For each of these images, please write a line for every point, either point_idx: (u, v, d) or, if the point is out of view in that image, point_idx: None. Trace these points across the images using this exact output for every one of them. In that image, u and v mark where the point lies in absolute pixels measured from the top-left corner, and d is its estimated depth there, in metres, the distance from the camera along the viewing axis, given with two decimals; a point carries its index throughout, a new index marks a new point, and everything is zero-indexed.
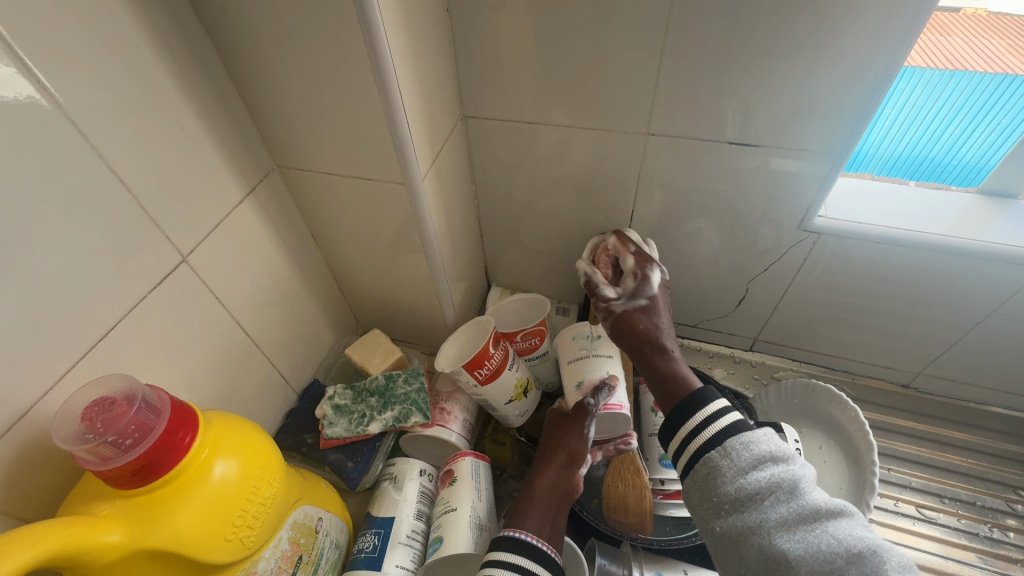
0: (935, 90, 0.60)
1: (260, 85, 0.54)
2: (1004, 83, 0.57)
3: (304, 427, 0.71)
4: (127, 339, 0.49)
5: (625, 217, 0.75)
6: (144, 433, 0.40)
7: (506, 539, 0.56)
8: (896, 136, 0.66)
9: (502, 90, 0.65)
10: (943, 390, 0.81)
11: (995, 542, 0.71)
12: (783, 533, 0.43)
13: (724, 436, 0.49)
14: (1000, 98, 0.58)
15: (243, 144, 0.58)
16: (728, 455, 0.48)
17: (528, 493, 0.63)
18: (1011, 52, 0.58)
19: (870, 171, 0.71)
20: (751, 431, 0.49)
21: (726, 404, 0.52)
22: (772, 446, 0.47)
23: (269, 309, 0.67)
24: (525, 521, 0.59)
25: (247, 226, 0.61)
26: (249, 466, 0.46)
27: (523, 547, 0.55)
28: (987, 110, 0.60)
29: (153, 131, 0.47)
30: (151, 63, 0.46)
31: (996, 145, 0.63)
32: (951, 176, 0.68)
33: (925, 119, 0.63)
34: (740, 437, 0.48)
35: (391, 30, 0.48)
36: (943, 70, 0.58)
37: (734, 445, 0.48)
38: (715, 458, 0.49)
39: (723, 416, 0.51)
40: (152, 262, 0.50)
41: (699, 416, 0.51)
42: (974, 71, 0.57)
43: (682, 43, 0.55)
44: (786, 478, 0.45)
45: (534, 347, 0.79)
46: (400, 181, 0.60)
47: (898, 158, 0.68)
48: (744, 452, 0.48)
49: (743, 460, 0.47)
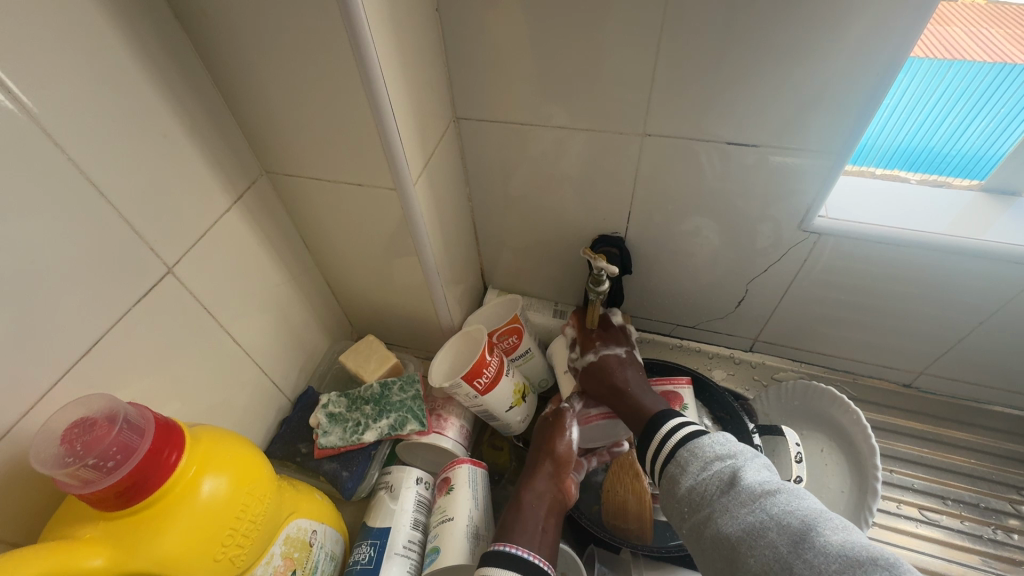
0: (934, 80, 0.58)
1: (245, 90, 0.53)
2: (1003, 72, 0.55)
3: (298, 436, 0.70)
4: (112, 353, 0.48)
5: (621, 219, 0.74)
6: (127, 454, 0.39)
7: (499, 552, 0.55)
8: (896, 127, 0.64)
9: (494, 91, 0.64)
10: (945, 389, 0.80)
11: (998, 543, 0.70)
12: (728, 518, 0.48)
13: (678, 447, 0.56)
14: (1000, 87, 0.57)
15: (229, 150, 0.56)
16: (681, 464, 0.54)
17: (513, 506, 0.62)
18: (1010, 42, 0.56)
19: (870, 164, 0.69)
20: (699, 438, 0.56)
21: (680, 419, 0.59)
22: (716, 447, 0.54)
23: (260, 318, 0.66)
24: (514, 535, 0.58)
25: (235, 234, 0.59)
26: (238, 483, 0.45)
27: (514, 560, 0.54)
28: (985, 99, 0.58)
29: (134, 139, 0.46)
30: (130, 70, 0.44)
31: (996, 136, 0.61)
32: (950, 168, 0.66)
33: (924, 109, 0.61)
34: (690, 445, 0.55)
35: (377, 33, 0.46)
36: (942, 60, 0.57)
37: (685, 453, 0.55)
38: (672, 470, 0.55)
39: (676, 431, 0.57)
40: (136, 274, 0.49)
41: (659, 435, 0.58)
42: (973, 60, 0.56)
43: (679, 41, 0.53)
44: (727, 472, 0.51)
45: (515, 347, 0.78)
46: (391, 186, 0.58)
47: (898, 149, 0.66)
48: (693, 457, 0.54)
49: (692, 464, 0.54)
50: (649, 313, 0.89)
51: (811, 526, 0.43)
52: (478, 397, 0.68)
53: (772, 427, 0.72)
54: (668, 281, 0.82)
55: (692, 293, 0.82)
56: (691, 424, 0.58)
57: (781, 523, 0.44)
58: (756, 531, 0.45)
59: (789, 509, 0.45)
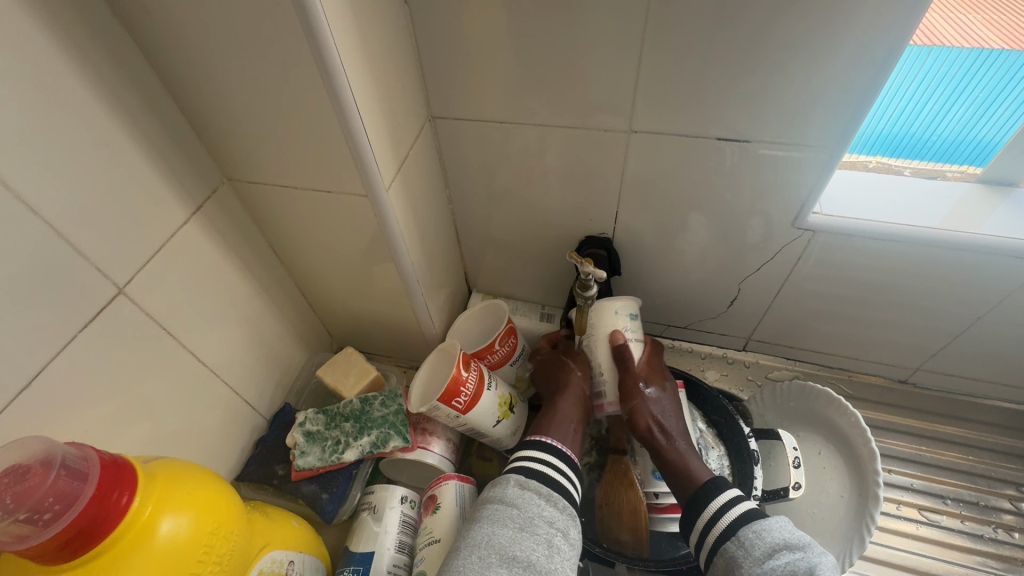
0: (913, 67, 0.55)
1: (198, 93, 0.49)
2: (980, 57, 0.53)
3: (274, 457, 0.66)
4: (58, 385, 0.44)
5: (609, 219, 0.71)
6: (67, 502, 0.36)
7: (537, 440, 0.61)
8: (875, 115, 0.61)
9: (471, 89, 0.60)
10: (941, 384, 0.79)
11: (999, 542, 0.69)
12: None
13: (738, 525, 0.53)
14: (978, 71, 0.54)
15: (186, 158, 0.52)
16: (743, 544, 0.52)
17: (545, 414, 0.66)
18: (989, 27, 0.53)
19: (853, 151, 0.66)
20: (766, 521, 0.53)
21: (738, 493, 0.57)
22: (787, 535, 0.51)
23: (229, 334, 0.62)
24: (551, 431, 0.63)
25: (196, 246, 0.55)
26: (201, 522, 0.42)
27: (552, 449, 0.60)
28: (965, 84, 0.55)
29: (72, 151, 0.42)
30: (65, 75, 0.40)
31: (975, 121, 0.58)
32: (932, 153, 0.64)
33: (903, 97, 0.58)
34: (754, 525, 0.52)
35: (337, 27, 0.43)
36: (920, 45, 0.54)
37: (748, 534, 0.52)
38: (731, 549, 0.52)
39: (735, 505, 0.55)
40: (82, 297, 0.45)
41: (713, 506, 0.56)
42: (951, 46, 0.53)
43: (665, 34, 0.50)
44: (799, 566, 0.47)
45: (514, 348, 0.75)
46: (362, 193, 0.55)
47: (878, 136, 0.63)
48: (758, 540, 0.51)
49: (757, 550, 0.51)
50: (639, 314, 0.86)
51: None
52: (460, 417, 0.65)
53: (767, 430, 0.69)
54: (658, 281, 0.79)
55: (683, 292, 0.80)
56: (749, 502, 0.56)
57: None
58: None
59: None
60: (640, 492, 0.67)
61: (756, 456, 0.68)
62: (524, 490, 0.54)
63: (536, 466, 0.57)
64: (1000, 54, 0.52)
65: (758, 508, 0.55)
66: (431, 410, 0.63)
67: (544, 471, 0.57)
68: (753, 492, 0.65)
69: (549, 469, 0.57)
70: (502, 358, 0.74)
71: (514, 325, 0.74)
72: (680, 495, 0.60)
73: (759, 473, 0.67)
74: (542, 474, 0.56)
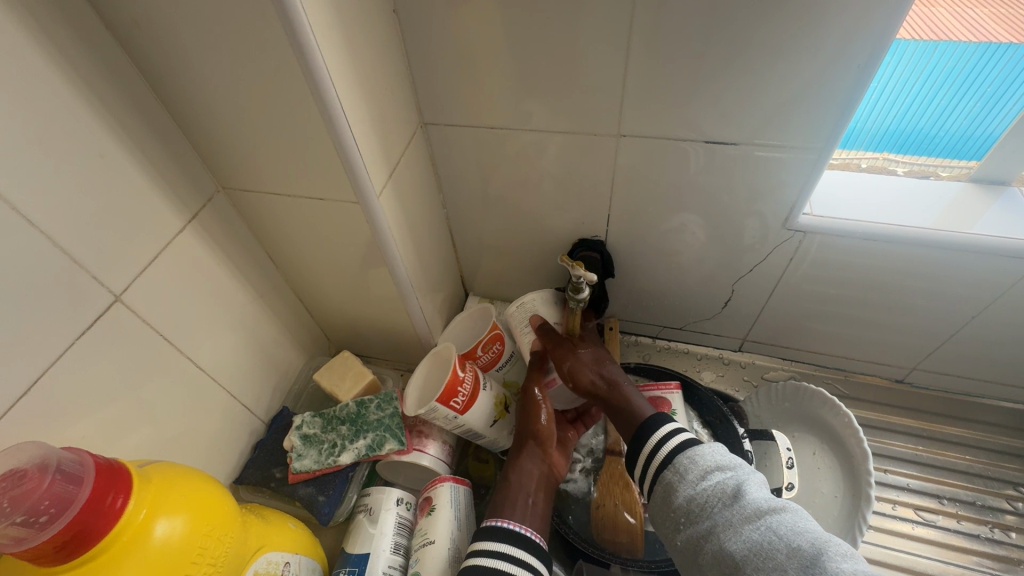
0: (921, 62, 0.55)
1: (190, 104, 0.50)
2: (988, 51, 0.53)
3: (272, 460, 0.67)
4: (59, 391, 0.45)
5: (601, 222, 0.72)
6: (63, 505, 0.37)
7: (492, 528, 0.56)
8: (883, 111, 0.60)
9: (461, 95, 0.61)
10: (938, 384, 0.78)
11: (996, 543, 0.68)
12: (732, 534, 0.47)
13: (675, 454, 0.55)
14: (986, 65, 0.54)
15: (181, 167, 0.53)
16: (679, 472, 0.53)
17: (503, 484, 0.64)
18: (995, 21, 0.54)
19: (860, 148, 0.65)
20: (698, 447, 0.54)
21: (676, 425, 0.58)
22: (717, 458, 0.53)
23: (226, 339, 0.63)
24: (506, 512, 0.60)
25: (192, 254, 0.56)
26: (196, 524, 0.43)
27: (508, 535, 0.56)
28: (973, 78, 0.56)
29: (67, 162, 0.43)
30: (59, 89, 0.41)
31: (981, 115, 0.58)
32: (938, 149, 0.63)
33: (911, 93, 0.58)
34: (689, 452, 0.54)
35: (324, 39, 0.44)
36: (927, 41, 0.54)
37: (683, 461, 0.54)
38: (668, 477, 0.54)
39: (673, 436, 0.56)
40: (79, 305, 0.46)
41: (653, 439, 0.57)
42: (958, 41, 0.53)
43: (649, 38, 0.51)
44: (730, 485, 0.50)
45: (500, 354, 0.76)
46: (354, 200, 0.56)
47: (886, 132, 0.63)
48: (693, 465, 0.53)
49: (691, 473, 0.52)
50: (635, 316, 0.86)
51: (825, 552, 0.42)
52: (458, 418, 0.66)
53: (762, 431, 0.70)
54: (651, 282, 0.79)
55: (677, 294, 0.80)
56: (686, 431, 0.57)
57: (790, 546, 0.43)
58: (764, 552, 0.44)
59: (799, 532, 0.44)
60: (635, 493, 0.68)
61: (751, 457, 0.68)
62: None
63: (492, 565, 0.53)
64: (1009, 47, 0.52)
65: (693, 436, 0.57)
66: (429, 411, 0.64)
67: (502, 569, 0.53)
68: None
69: (507, 569, 0.53)
70: (488, 364, 0.75)
71: (500, 329, 0.74)
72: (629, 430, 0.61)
73: (753, 473, 0.67)
74: (498, 573, 0.53)
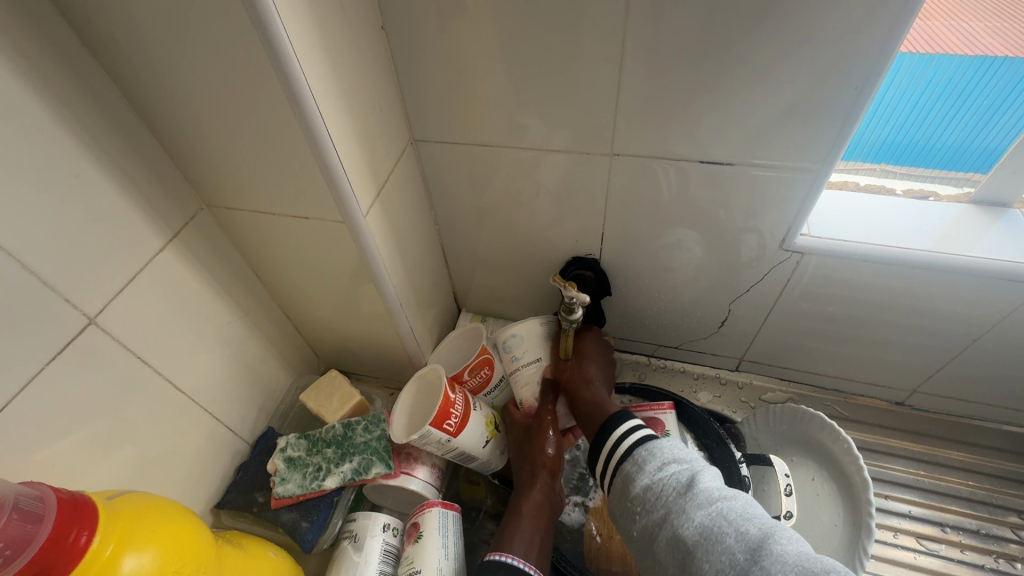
0: (917, 73, 0.54)
1: (172, 119, 0.48)
2: (984, 64, 0.52)
3: (255, 484, 0.65)
4: (28, 418, 0.43)
5: (595, 240, 0.70)
6: (21, 546, 0.35)
7: (494, 562, 0.55)
8: (880, 121, 0.59)
9: (452, 112, 0.60)
10: (939, 407, 0.77)
11: (1001, 573, 0.66)
12: (685, 520, 0.45)
13: (635, 447, 0.54)
14: (981, 79, 0.53)
15: (162, 184, 0.52)
16: (637, 464, 0.52)
17: (512, 513, 0.62)
18: (990, 36, 0.52)
19: (858, 159, 0.63)
20: (657, 441, 0.53)
21: (639, 422, 0.57)
22: (675, 452, 0.51)
23: (209, 360, 0.61)
24: (513, 545, 0.58)
25: (174, 272, 0.55)
26: (166, 559, 0.41)
27: (506, 569, 0.54)
28: (969, 91, 0.54)
29: (39, 181, 0.41)
30: (32, 107, 0.40)
31: (979, 128, 0.57)
32: (936, 161, 0.61)
33: (907, 104, 0.57)
34: (647, 445, 0.53)
35: (307, 57, 0.43)
36: (923, 53, 0.52)
37: (642, 452, 0.53)
38: (628, 470, 0.52)
39: (634, 433, 0.55)
40: (51, 327, 0.44)
41: (614, 437, 0.56)
42: (954, 53, 0.52)
43: (642, 57, 0.50)
44: (685, 476, 0.48)
45: (489, 379, 0.73)
46: (340, 219, 0.54)
47: (883, 143, 0.61)
48: (650, 457, 0.52)
49: (648, 465, 0.51)
50: (630, 334, 0.85)
51: (774, 543, 0.41)
52: (452, 440, 0.63)
53: (759, 456, 0.68)
54: (647, 300, 0.78)
55: (672, 312, 0.78)
56: (648, 428, 0.56)
57: (740, 534, 0.42)
58: (713, 538, 0.43)
59: (748, 522, 0.43)
60: None
61: (747, 483, 0.66)
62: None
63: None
64: (1003, 61, 0.51)
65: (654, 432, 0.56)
66: (422, 436, 0.61)
67: None
68: None
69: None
70: (474, 388, 0.73)
71: (489, 352, 0.72)
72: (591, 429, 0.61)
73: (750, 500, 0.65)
74: None
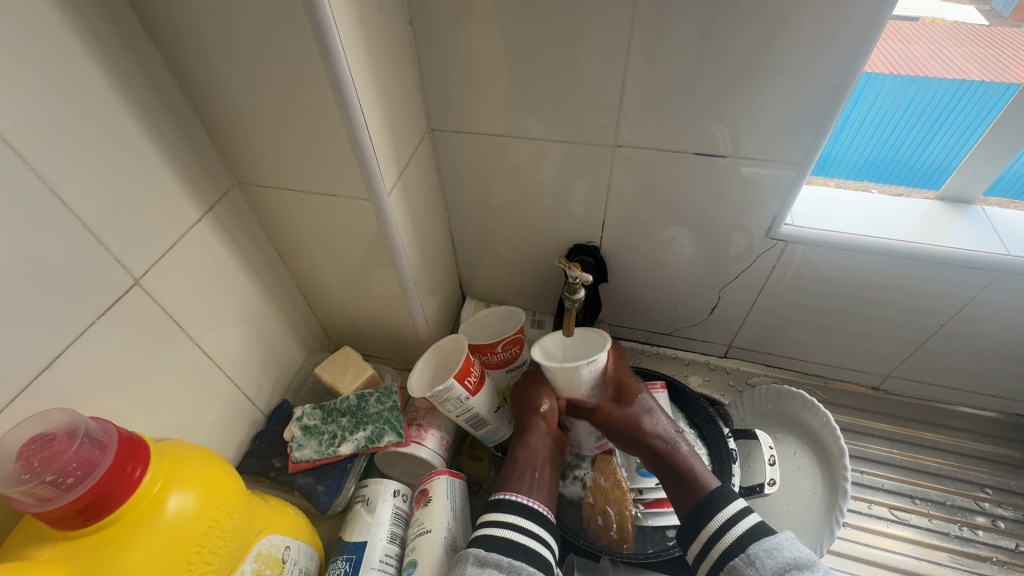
0: (898, 97, 0.60)
1: (215, 99, 0.52)
2: (960, 88, 0.59)
3: (272, 450, 0.68)
4: (75, 369, 0.46)
5: (596, 228, 0.75)
6: (88, 469, 0.38)
7: (505, 500, 0.60)
8: (863, 141, 0.66)
9: (468, 103, 0.64)
10: (910, 391, 0.83)
11: (966, 540, 0.71)
12: None
13: (747, 541, 0.55)
14: (958, 102, 0.60)
15: (199, 161, 0.56)
16: (753, 563, 0.53)
17: (511, 460, 0.67)
18: (968, 60, 0.59)
19: (841, 177, 0.71)
20: (774, 537, 0.54)
21: (745, 508, 0.58)
22: (795, 554, 0.53)
23: (233, 331, 0.65)
24: (513, 485, 0.63)
25: (206, 243, 0.58)
26: (206, 498, 0.44)
27: (516, 507, 0.59)
28: (947, 112, 0.61)
29: (98, 149, 0.45)
30: (96, 80, 0.44)
31: (957, 148, 0.64)
32: (916, 178, 0.69)
33: (890, 125, 0.63)
34: (764, 544, 0.54)
35: (348, 47, 0.47)
36: (904, 77, 0.59)
37: (758, 551, 0.53)
38: (739, 566, 0.54)
39: (743, 520, 0.56)
40: (100, 284, 0.48)
41: (719, 520, 0.57)
42: (934, 77, 0.58)
43: (646, 56, 0.55)
44: None
45: (516, 357, 0.78)
46: (365, 197, 0.58)
47: (865, 162, 0.68)
48: (769, 559, 0.53)
49: (767, 568, 0.52)
50: (626, 321, 0.90)
51: None
52: (469, 399, 0.68)
53: (746, 431, 0.73)
54: (643, 289, 0.83)
55: (666, 300, 0.84)
56: (756, 516, 0.57)
57: None
58: None
59: None
60: (625, 489, 0.71)
61: (734, 455, 0.71)
62: (484, 568, 0.53)
63: (500, 532, 0.57)
64: (976, 86, 0.58)
65: (763, 522, 0.57)
66: (445, 390, 0.66)
67: (507, 538, 0.56)
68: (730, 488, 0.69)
69: (512, 535, 0.57)
70: (503, 363, 0.77)
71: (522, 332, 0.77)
72: (686, 501, 0.61)
73: (736, 470, 0.70)
74: (506, 541, 0.56)
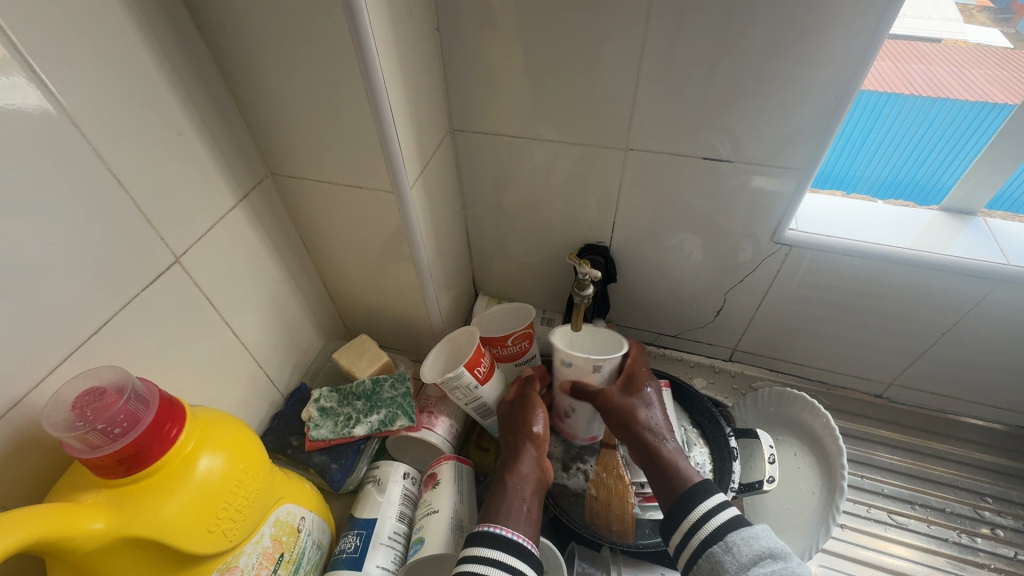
0: (919, 117, 0.63)
1: (256, 95, 0.57)
2: (980, 112, 0.61)
3: (290, 429, 0.71)
4: (119, 337, 0.50)
5: (607, 229, 0.78)
6: (133, 422, 0.42)
7: (486, 533, 0.57)
8: (882, 161, 0.68)
9: (488, 106, 0.68)
10: (913, 400, 0.84)
11: (965, 547, 0.72)
12: None
13: (725, 531, 0.56)
14: (977, 125, 0.62)
15: (237, 150, 0.60)
16: (730, 549, 0.55)
17: (500, 492, 0.63)
18: (990, 83, 0.61)
19: (858, 193, 0.73)
20: (750, 527, 0.57)
21: (722, 498, 0.59)
22: (770, 543, 0.55)
23: (259, 313, 0.68)
24: (501, 518, 0.59)
25: (239, 229, 0.62)
26: (234, 460, 0.48)
27: (499, 539, 0.56)
28: (966, 136, 0.63)
29: (149, 135, 0.49)
30: (151, 73, 0.48)
31: (962, 167, 0.67)
32: (933, 196, 0.71)
33: (909, 145, 0.66)
34: (741, 532, 0.56)
35: (381, 49, 0.51)
36: (926, 98, 0.61)
37: (736, 539, 0.56)
38: (717, 553, 0.56)
39: (720, 511, 0.58)
40: (145, 261, 0.51)
41: (699, 510, 0.58)
42: (954, 99, 0.61)
43: (658, 64, 0.58)
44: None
45: (524, 352, 0.80)
46: (389, 190, 0.62)
47: (884, 181, 0.71)
48: (745, 547, 0.55)
49: (743, 556, 0.54)
50: (634, 322, 0.92)
51: None
52: (478, 387, 0.71)
53: (747, 430, 0.75)
54: (651, 291, 0.85)
55: (673, 303, 0.86)
56: (732, 506, 0.59)
57: None
58: None
59: None
60: (627, 483, 0.73)
61: (735, 453, 0.73)
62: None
63: (480, 570, 0.54)
64: (997, 111, 0.60)
65: (736, 509, 0.59)
66: (455, 378, 0.69)
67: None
68: (730, 485, 0.70)
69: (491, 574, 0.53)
70: (511, 356, 0.80)
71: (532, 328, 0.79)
72: (670, 496, 0.61)
73: (737, 468, 0.72)
74: None
